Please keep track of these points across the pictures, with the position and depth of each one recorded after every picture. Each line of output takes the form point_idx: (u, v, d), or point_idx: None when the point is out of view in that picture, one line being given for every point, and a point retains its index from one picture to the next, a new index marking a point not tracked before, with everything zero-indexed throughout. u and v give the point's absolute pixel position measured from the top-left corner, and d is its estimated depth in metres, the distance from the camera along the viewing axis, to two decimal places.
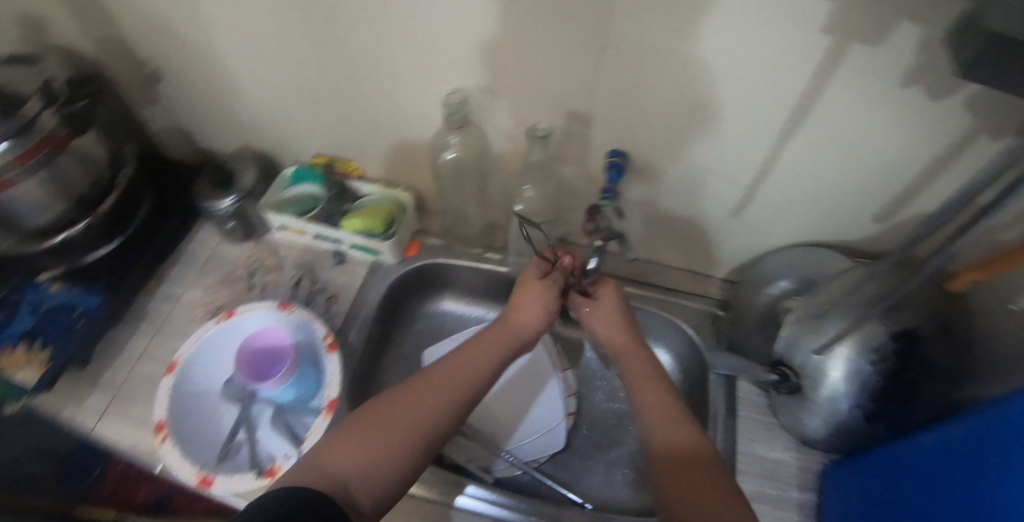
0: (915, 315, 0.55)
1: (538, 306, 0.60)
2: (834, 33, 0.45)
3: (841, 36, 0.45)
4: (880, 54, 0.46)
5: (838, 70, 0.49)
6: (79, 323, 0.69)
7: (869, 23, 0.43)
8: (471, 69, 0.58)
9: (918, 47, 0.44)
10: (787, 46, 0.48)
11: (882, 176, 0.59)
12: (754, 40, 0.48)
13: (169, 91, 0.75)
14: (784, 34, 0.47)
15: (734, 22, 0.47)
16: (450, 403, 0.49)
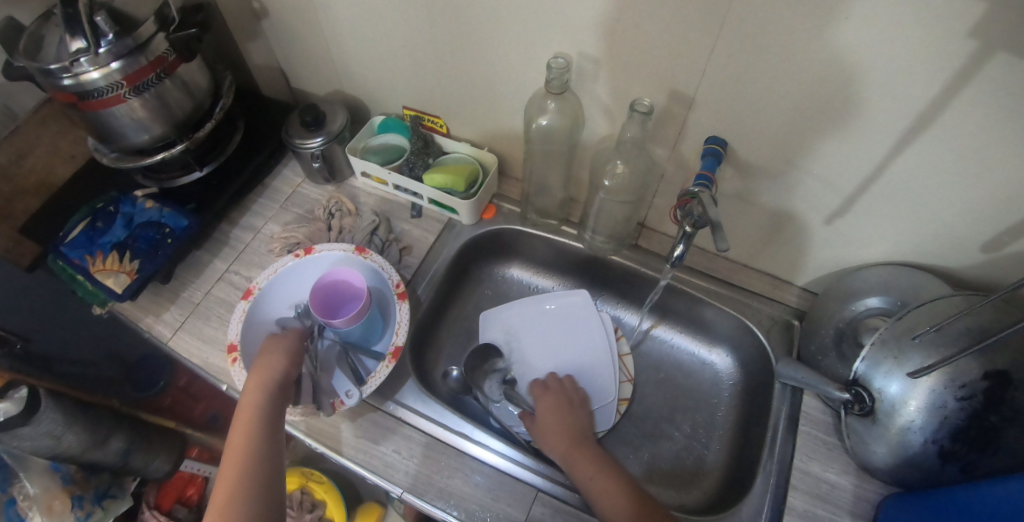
0: (1016, 357, 0.50)
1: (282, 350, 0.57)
2: (990, 35, 0.41)
3: (993, 37, 0.41)
4: None
5: (978, 80, 0.44)
6: (168, 240, 0.71)
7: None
8: (579, 36, 0.57)
9: None
10: (928, 43, 0.44)
11: (1008, 202, 0.53)
12: (892, 31, 0.44)
13: (273, 27, 0.77)
14: (931, 32, 0.43)
15: (874, 10, 0.43)
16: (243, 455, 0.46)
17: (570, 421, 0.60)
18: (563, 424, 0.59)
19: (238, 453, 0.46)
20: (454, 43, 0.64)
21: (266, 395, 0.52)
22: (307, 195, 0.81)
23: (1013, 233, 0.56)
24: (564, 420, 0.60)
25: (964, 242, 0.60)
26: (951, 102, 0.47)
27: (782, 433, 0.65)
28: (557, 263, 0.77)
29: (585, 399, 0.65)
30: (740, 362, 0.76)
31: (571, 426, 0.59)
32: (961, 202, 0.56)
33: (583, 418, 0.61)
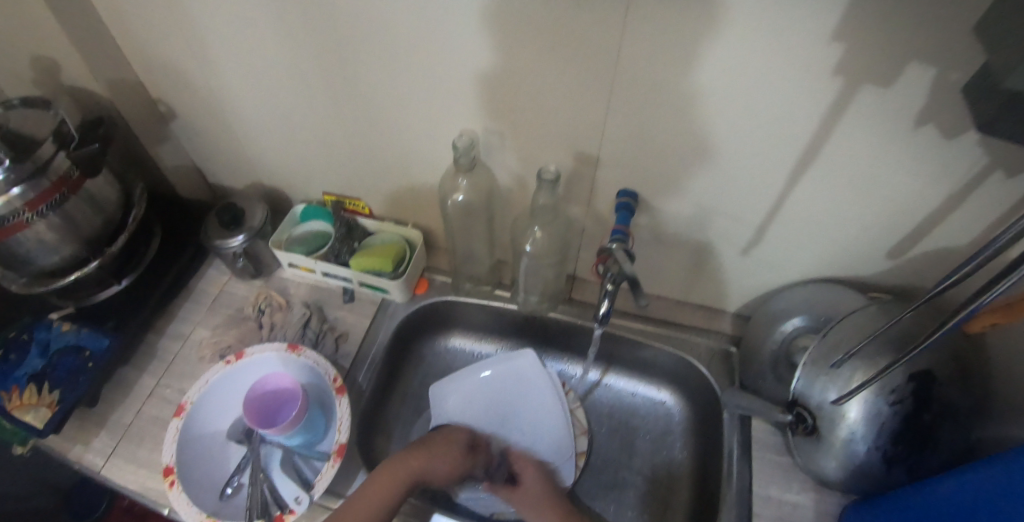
0: (931, 357, 0.55)
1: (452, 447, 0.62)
2: (849, 73, 0.45)
3: (850, 78, 0.46)
4: (891, 96, 0.46)
5: (850, 111, 0.49)
6: (90, 364, 0.68)
7: (880, 67, 0.44)
8: (481, 114, 0.59)
9: (930, 89, 0.44)
10: (796, 91, 0.48)
11: (892, 215, 0.58)
12: (760, 84, 0.48)
13: (183, 127, 0.77)
14: (799, 77, 0.47)
15: (741, 68, 0.47)
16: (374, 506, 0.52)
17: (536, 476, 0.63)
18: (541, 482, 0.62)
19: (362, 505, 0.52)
20: (364, 128, 0.65)
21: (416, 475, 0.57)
22: (235, 292, 0.79)
23: (910, 238, 0.60)
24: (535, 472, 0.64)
25: (868, 252, 0.64)
26: (833, 130, 0.51)
27: (738, 462, 0.67)
28: (497, 326, 0.77)
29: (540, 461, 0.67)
30: (687, 397, 0.77)
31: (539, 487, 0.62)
32: (853, 220, 0.60)
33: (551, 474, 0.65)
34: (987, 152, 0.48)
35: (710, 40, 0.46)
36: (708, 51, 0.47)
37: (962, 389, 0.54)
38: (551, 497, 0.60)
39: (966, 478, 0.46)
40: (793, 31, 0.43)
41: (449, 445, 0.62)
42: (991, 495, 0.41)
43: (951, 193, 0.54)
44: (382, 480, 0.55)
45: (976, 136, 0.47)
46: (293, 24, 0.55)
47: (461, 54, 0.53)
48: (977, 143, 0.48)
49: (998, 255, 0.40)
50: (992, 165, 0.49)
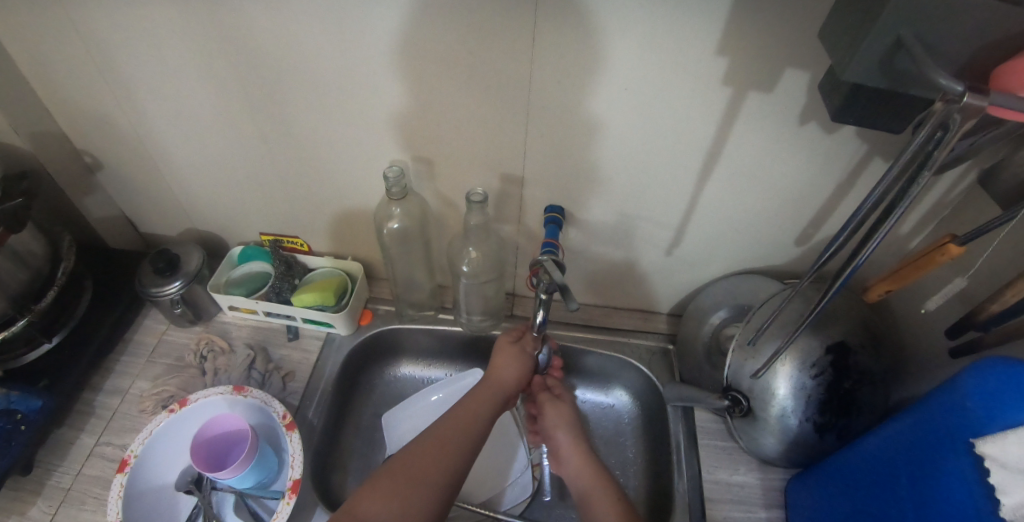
0: (841, 330, 0.62)
1: (514, 365, 0.62)
2: (735, 83, 0.51)
3: (737, 86, 0.51)
4: (776, 99, 0.52)
5: (741, 116, 0.54)
6: (21, 427, 0.63)
7: (761, 75, 0.50)
8: (410, 142, 0.61)
9: (808, 87, 0.50)
10: (693, 101, 0.53)
11: (793, 206, 0.65)
12: (660, 96, 0.53)
13: (111, 176, 0.76)
14: (693, 89, 0.52)
15: (643, 84, 0.52)
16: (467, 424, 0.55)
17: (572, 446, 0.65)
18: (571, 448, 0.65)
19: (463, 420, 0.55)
20: (296, 165, 0.67)
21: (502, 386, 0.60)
22: (175, 340, 0.77)
23: (813, 225, 0.67)
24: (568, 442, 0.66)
25: (779, 242, 0.70)
26: (729, 134, 0.56)
27: (685, 452, 0.70)
28: (443, 348, 0.77)
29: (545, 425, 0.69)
30: (636, 397, 0.80)
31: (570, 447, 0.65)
32: (759, 215, 0.66)
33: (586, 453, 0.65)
34: (862, 139, 0.55)
35: (610, 62, 0.50)
36: (612, 70, 0.51)
37: (873, 356, 0.62)
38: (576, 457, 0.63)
39: (880, 444, 0.52)
40: (681, 50, 0.48)
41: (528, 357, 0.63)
42: (911, 448, 0.47)
43: (839, 180, 0.60)
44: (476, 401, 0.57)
45: (850, 128, 0.54)
46: (218, 67, 0.56)
47: (384, 88, 0.55)
48: (852, 134, 0.54)
49: (867, 216, 0.44)
50: (870, 151, 0.56)
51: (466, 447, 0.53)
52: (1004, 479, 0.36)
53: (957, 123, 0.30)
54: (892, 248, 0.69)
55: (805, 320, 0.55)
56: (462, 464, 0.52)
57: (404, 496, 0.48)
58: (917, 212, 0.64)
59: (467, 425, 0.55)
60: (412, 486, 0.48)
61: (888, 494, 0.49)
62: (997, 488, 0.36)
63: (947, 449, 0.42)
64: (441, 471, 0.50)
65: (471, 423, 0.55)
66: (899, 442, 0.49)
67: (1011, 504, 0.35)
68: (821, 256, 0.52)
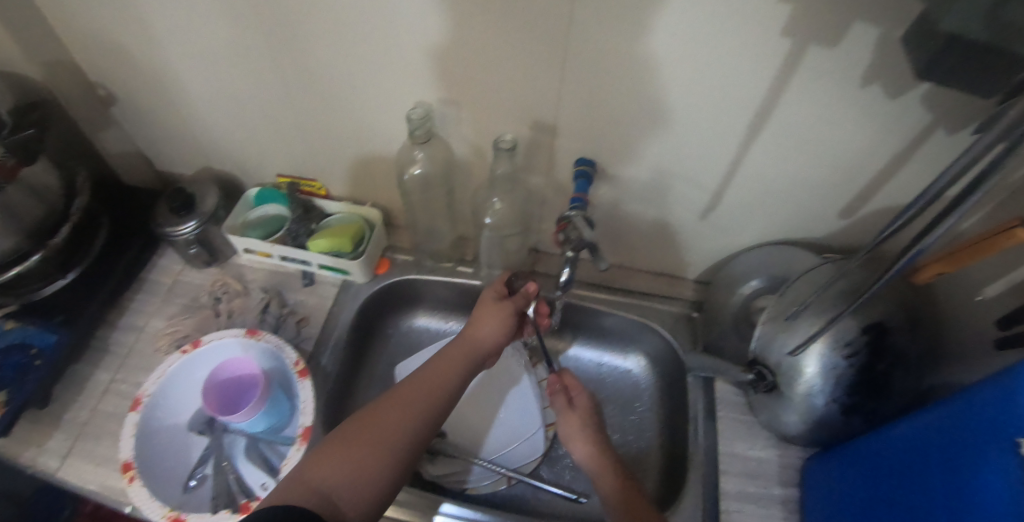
0: (882, 310, 0.58)
1: (497, 323, 0.59)
2: (798, 32, 0.46)
3: (798, 39, 0.47)
4: (838, 56, 0.47)
5: (799, 70, 0.49)
6: (38, 361, 0.65)
7: (828, 27, 0.45)
8: (437, 84, 0.58)
9: (876, 45, 0.45)
10: (746, 52, 0.49)
11: (842, 175, 0.60)
12: (712, 45, 0.48)
13: (125, 110, 0.73)
14: (750, 37, 0.47)
15: (698, 30, 0.47)
16: (431, 395, 0.51)
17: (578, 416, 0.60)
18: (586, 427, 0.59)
19: (428, 390, 0.52)
20: (316, 104, 0.63)
21: (481, 348, 0.58)
22: (191, 281, 0.76)
23: (863, 197, 0.62)
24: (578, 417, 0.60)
25: (822, 213, 0.66)
26: (784, 90, 0.52)
27: (703, 424, 0.69)
28: (461, 303, 0.74)
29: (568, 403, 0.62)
30: (654, 363, 0.79)
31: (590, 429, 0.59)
32: (803, 182, 0.62)
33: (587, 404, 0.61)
34: (931, 107, 0.50)
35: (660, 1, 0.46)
36: (665, 14, 0.47)
37: (911, 337, 0.58)
38: (590, 445, 0.57)
39: (913, 426, 0.49)
40: None
41: (513, 309, 0.61)
42: (949, 439, 0.43)
43: (898, 150, 0.55)
44: (444, 366, 0.54)
45: (921, 92, 0.49)
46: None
47: (411, 22, 0.51)
48: (919, 101, 0.49)
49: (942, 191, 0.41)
50: (939, 120, 0.51)
51: (425, 418, 0.50)
52: None
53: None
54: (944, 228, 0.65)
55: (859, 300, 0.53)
56: (424, 429, 0.49)
57: (359, 459, 0.45)
58: None
59: (431, 390, 0.52)
60: (367, 448, 0.46)
61: (917, 479, 0.46)
62: None
63: (984, 442, 0.38)
64: (400, 434, 0.48)
65: (437, 390, 0.52)
66: (932, 423, 0.46)
67: None
68: (882, 232, 0.50)
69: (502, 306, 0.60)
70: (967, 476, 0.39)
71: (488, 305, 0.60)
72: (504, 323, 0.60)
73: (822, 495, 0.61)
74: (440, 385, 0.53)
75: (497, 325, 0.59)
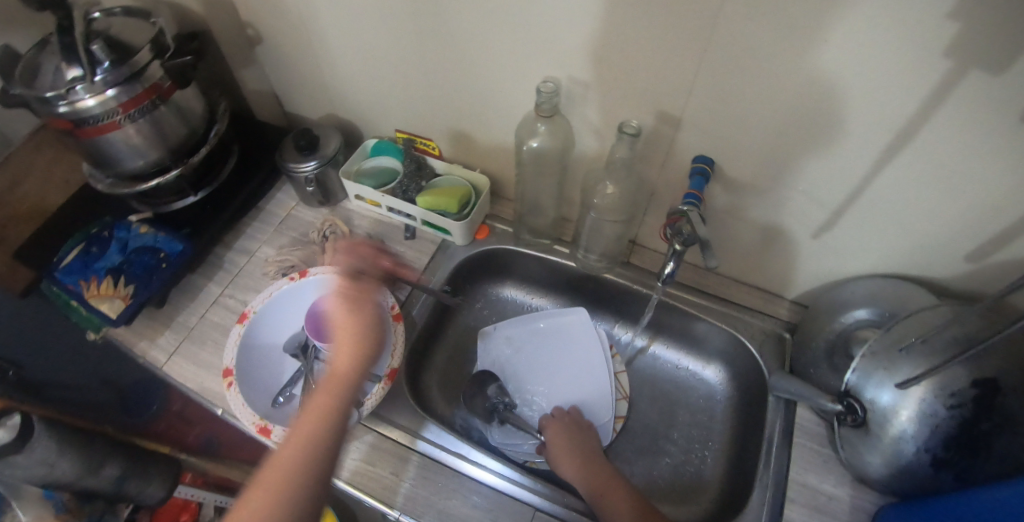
0: (999, 365, 0.53)
1: (361, 329, 0.55)
2: (972, 53, 0.43)
3: (963, 61, 0.44)
4: (1000, 85, 0.44)
5: (961, 93, 0.46)
6: (163, 265, 0.72)
7: (1007, 50, 0.41)
8: (568, 62, 0.58)
9: None
10: (905, 66, 0.46)
11: (989, 214, 0.55)
12: (870, 55, 0.46)
13: (266, 52, 0.79)
14: (915, 53, 0.45)
15: (858, 39, 0.45)
16: (308, 435, 0.45)
17: (580, 443, 0.60)
18: (579, 456, 0.58)
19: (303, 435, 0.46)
20: (445, 66, 0.66)
21: (359, 358, 0.53)
22: (302, 218, 0.81)
23: (1004, 242, 0.57)
24: (576, 444, 0.60)
25: (952, 252, 0.61)
26: (937, 114, 0.48)
27: (777, 447, 0.67)
28: (549, 281, 0.77)
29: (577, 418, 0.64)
30: (731, 376, 0.78)
31: (580, 451, 0.59)
32: (939, 215, 0.58)
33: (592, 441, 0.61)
34: None
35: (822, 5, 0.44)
36: (823, 16, 0.45)
37: None
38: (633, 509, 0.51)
39: None
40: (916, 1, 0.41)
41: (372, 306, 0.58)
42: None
43: None
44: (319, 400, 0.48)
45: None
46: None
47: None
48: None
49: None
50: None
51: (309, 456, 0.44)
52: None
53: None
54: None
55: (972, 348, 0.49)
56: (321, 460, 0.44)
57: None
58: None
59: (305, 429, 0.46)
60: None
61: None
62: None
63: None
64: (284, 491, 0.42)
65: (319, 417, 0.47)
66: None
67: None
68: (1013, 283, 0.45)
69: (359, 308, 0.56)
70: None
71: (344, 347, 0.53)
72: (370, 313, 0.57)
73: None
74: (323, 419, 0.47)
75: (356, 333, 0.54)
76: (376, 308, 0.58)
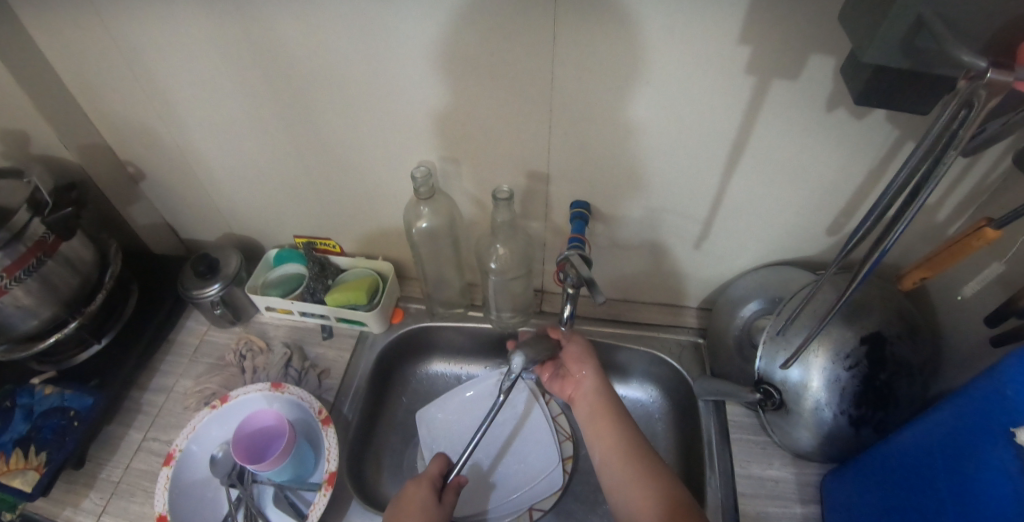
0: (879, 320, 0.60)
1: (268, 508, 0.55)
2: (759, 71, 0.50)
3: (760, 76, 0.51)
4: (799, 88, 0.51)
5: (769, 103, 0.53)
6: (75, 423, 0.68)
7: (786, 63, 0.49)
8: (435, 145, 0.63)
9: (833, 72, 0.49)
10: (715, 90, 0.53)
11: (823, 198, 0.64)
12: (684, 89, 0.53)
13: (153, 186, 0.80)
14: (716, 81, 0.52)
15: (668, 77, 0.52)
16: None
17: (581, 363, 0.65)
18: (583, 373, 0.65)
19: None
20: (326, 167, 0.69)
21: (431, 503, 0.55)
22: (215, 341, 0.81)
23: (843, 217, 0.66)
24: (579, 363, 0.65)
25: (807, 236, 0.70)
26: (754, 124, 0.56)
27: (717, 446, 0.71)
28: (473, 346, 0.79)
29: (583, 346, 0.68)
30: (665, 390, 0.81)
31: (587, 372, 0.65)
32: (783, 211, 0.66)
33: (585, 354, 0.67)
34: (894, 126, 0.54)
35: (636, 57, 0.51)
36: (635, 65, 0.52)
37: (912, 345, 0.60)
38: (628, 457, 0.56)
39: (913, 439, 0.51)
40: (707, 34, 0.48)
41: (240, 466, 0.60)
42: (950, 439, 0.46)
43: (871, 167, 0.59)
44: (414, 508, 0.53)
45: (881, 114, 0.53)
46: (249, 73, 0.59)
47: (420, 91, 0.58)
48: (885, 119, 0.53)
49: (886, 210, 0.45)
50: (902, 138, 0.55)
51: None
52: None
53: (982, 102, 0.32)
54: (930, 235, 0.68)
55: (833, 310, 0.54)
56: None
57: None
58: (953, 198, 0.63)
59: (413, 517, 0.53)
60: None
61: (927, 490, 0.47)
62: None
63: (987, 440, 0.41)
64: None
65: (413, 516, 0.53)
66: (934, 440, 0.48)
67: None
68: (847, 245, 0.51)
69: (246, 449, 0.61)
70: (975, 486, 0.41)
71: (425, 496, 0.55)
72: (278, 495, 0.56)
73: (841, 509, 0.61)
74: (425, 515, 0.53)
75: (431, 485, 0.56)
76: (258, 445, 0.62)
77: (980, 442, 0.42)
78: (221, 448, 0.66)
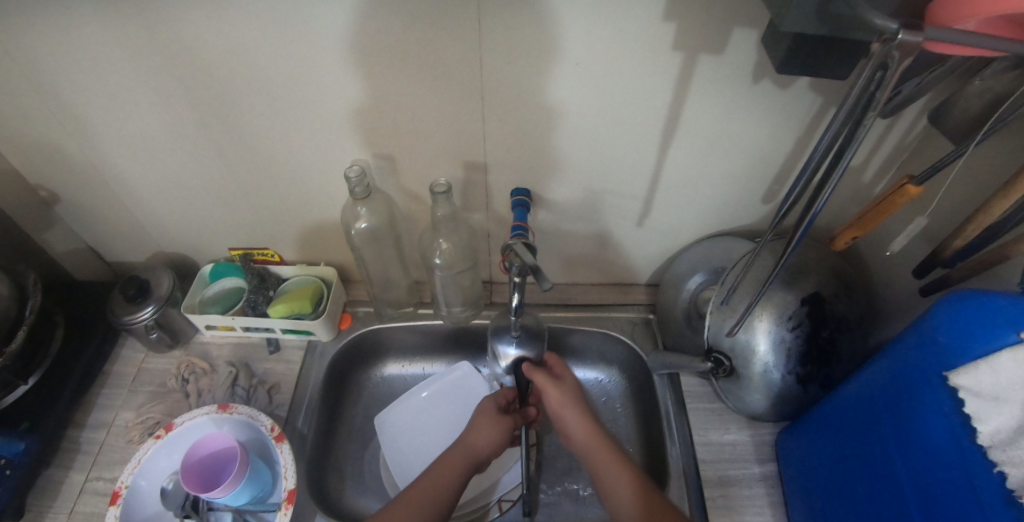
0: (816, 281, 0.63)
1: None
2: (688, 47, 0.51)
3: (688, 52, 0.51)
4: (724, 63, 0.52)
5: (701, 78, 0.54)
6: (7, 472, 0.62)
7: (711, 38, 0.50)
8: (369, 144, 0.62)
9: (754, 43, 0.50)
10: (646, 69, 0.53)
11: (755, 167, 0.65)
12: (615, 69, 0.53)
13: (70, 209, 0.75)
14: (646, 60, 0.52)
15: (600, 58, 0.52)
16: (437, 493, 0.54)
17: (565, 391, 0.62)
18: (576, 405, 0.61)
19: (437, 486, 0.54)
20: (257, 175, 0.67)
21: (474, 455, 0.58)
22: (156, 367, 0.77)
23: (776, 184, 0.68)
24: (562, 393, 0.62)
25: (744, 206, 0.72)
26: (686, 101, 0.57)
27: (675, 418, 0.73)
28: (428, 345, 0.79)
29: (571, 378, 0.64)
30: (621, 368, 0.82)
31: (577, 400, 0.61)
32: (720, 184, 0.68)
33: (573, 384, 0.63)
34: (817, 93, 0.55)
35: (568, 39, 0.50)
36: (567, 48, 0.51)
37: (847, 303, 0.63)
38: (630, 486, 0.53)
39: (857, 391, 0.53)
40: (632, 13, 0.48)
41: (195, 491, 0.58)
42: (888, 390, 0.48)
43: (799, 134, 0.60)
44: (444, 473, 0.55)
45: (804, 83, 0.54)
46: (165, 80, 0.56)
47: (349, 88, 0.55)
48: (806, 87, 0.55)
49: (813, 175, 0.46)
50: (825, 104, 0.57)
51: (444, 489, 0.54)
52: (978, 408, 0.37)
53: (896, 62, 0.32)
54: (857, 197, 0.71)
55: (774, 273, 0.55)
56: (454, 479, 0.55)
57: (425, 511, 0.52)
58: (878, 158, 0.65)
59: (450, 471, 0.56)
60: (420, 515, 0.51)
61: (875, 436, 0.50)
62: (972, 417, 0.38)
63: (923, 386, 0.43)
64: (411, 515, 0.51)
65: (448, 479, 0.55)
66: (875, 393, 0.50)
67: (988, 430, 0.37)
68: (781, 211, 0.52)
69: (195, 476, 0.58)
70: (915, 429, 0.44)
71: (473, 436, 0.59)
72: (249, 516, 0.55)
73: (796, 464, 0.64)
74: (455, 476, 0.56)
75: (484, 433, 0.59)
76: (212, 470, 0.60)
77: (919, 391, 0.44)
78: (171, 479, 0.63)
